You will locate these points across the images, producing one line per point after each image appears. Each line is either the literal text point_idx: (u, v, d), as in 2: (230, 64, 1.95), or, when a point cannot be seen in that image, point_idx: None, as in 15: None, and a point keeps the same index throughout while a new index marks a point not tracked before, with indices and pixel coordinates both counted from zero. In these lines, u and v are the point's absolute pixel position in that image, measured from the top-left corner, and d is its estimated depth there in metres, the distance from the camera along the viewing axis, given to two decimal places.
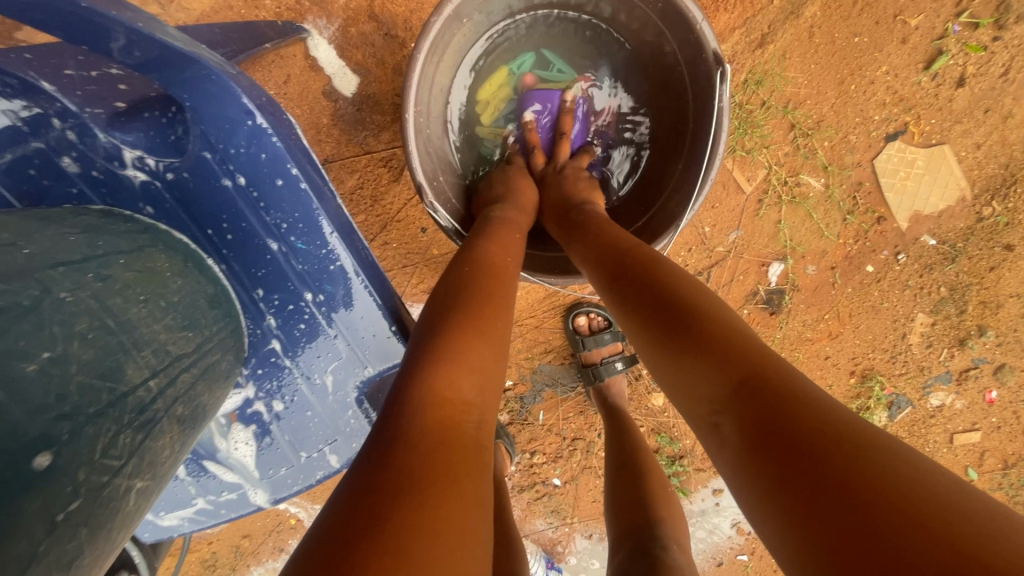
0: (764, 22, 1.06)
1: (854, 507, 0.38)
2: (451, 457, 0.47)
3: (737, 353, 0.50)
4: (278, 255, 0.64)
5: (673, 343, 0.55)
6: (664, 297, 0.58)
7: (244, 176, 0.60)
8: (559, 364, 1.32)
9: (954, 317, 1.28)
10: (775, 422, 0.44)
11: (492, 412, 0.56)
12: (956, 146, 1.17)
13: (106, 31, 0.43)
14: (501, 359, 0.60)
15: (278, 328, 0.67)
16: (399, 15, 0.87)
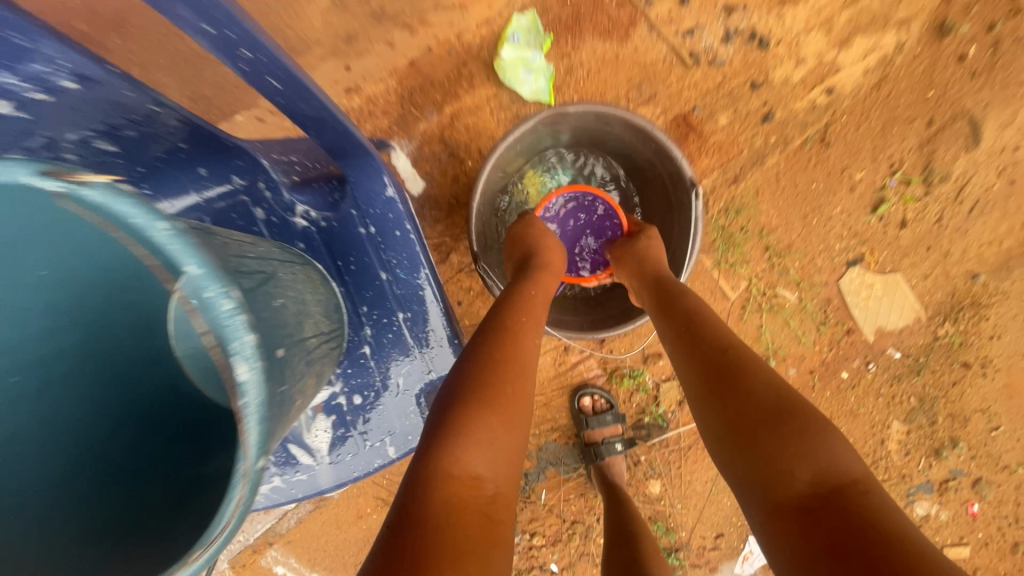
0: (735, 168, 1.25)
1: None
2: (461, 527, 0.62)
3: (829, 468, 0.63)
4: (384, 282, 0.84)
5: (766, 441, 0.67)
6: (759, 398, 0.71)
7: (375, 226, 0.81)
8: (563, 444, 1.43)
9: (927, 427, 1.40)
10: (856, 531, 0.58)
11: (500, 480, 0.71)
12: (907, 275, 1.39)
13: (326, 124, 0.65)
14: (510, 431, 0.74)
15: (371, 337, 0.86)
16: (460, 140, 1.14)
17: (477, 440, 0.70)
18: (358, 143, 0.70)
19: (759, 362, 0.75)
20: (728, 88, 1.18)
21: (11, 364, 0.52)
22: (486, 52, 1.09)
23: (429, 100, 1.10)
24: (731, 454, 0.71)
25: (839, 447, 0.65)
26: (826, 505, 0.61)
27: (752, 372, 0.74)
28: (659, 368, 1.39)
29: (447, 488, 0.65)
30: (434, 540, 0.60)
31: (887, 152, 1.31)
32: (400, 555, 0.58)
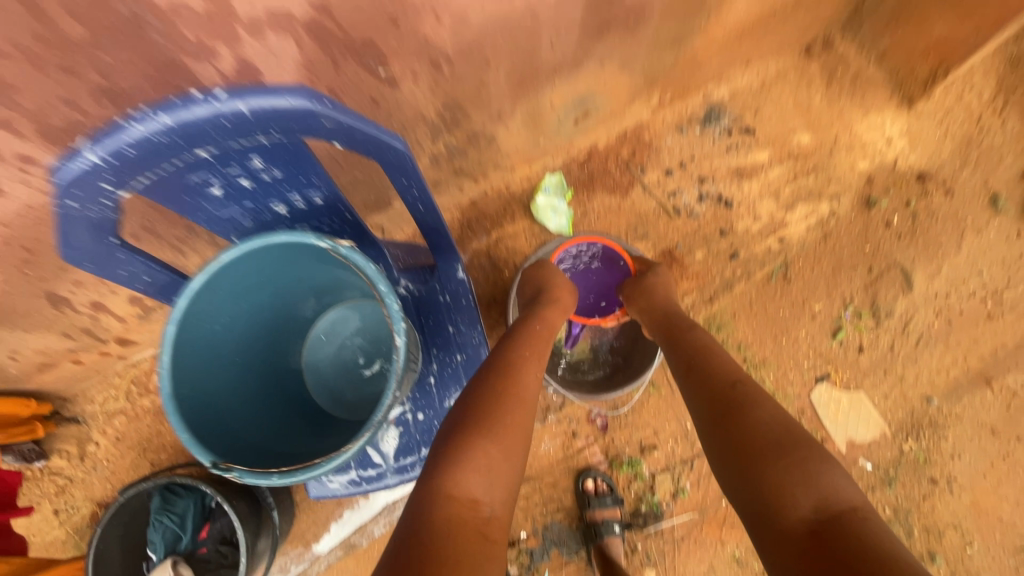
0: (710, 290, 1.57)
1: None
2: (459, 538, 0.73)
3: (822, 491, 0.68)
4: (450, 333, 1.06)
5: (765, 465, 0.73)
6: (761, 427, 0.78)
7: (448, 294, 1.03)
8: (566, 525, 1.56)
9: (904, 539, 1.53)
10: (846, 549, 0.61)
11: (495, 505, 0.81)
12: (869, 394, 1.62)
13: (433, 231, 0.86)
14: (506, 462, 0.85)
15: (435, 372, 1.07)
16: (501, 254, 1.50)
17: (472, 467, 0.82)
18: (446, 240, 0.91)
19: (760, 399, 0.83)
20: (704, 232, 1.56)
21: (238, 345, 0.80)
22: (525, 196, 1.50)
23: (481, 226, 1.49)
24: (735, 477, 0.76)
25: (833, 477, 0.70)
26: (822, 530, 0.64)
27: (755, 407, 0.81)
28: (655, 459, 1.58)
29: (448, 505, 0.77)
30: (436, 544, 0.71)
31: (840, 289, 1.62)
32: (409, 552, 0.70)
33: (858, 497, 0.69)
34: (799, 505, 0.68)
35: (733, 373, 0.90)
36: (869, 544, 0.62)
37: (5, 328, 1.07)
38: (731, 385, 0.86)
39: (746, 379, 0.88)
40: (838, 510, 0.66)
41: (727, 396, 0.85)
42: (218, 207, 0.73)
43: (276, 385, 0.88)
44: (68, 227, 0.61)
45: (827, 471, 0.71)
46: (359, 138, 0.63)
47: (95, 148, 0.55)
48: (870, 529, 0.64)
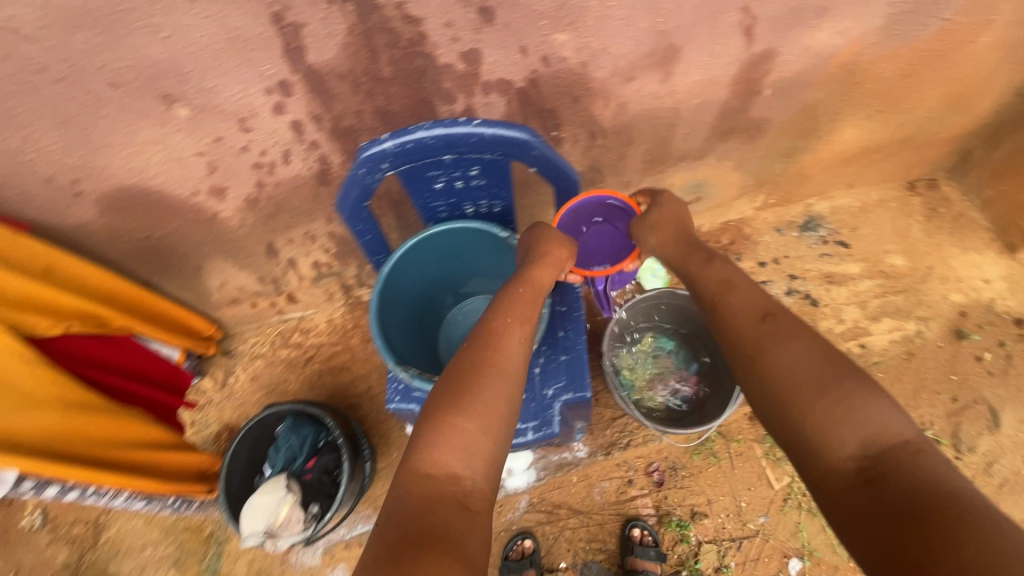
0: None
1: (946, 534, 0.57)
2: (440, 522, 0.70)
3: (866, 425, 0.69)
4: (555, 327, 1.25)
5: (803, 403, 0.73)
6: (799, 366, 0.76)
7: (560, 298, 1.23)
8: (606, 568, 1.61)
9: None
10: (893, 483, 0.65)
11: (479, 475, 0.77)
12: None
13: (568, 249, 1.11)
14: (485, 428, 0.79)
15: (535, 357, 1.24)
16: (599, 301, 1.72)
17: (447, 445, 0.77)
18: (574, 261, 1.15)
19: (795, 332, 0.81)
20: None
21: (407, 288, 1.08)
22: None
23: None
24: (773, 413, 0.76)
25: (880, 409, 0.70)
26: (871, 467, 0.67)
27: (794, 342, 0.79)
28: (703, 527, 1.63)
29: (428, 485, 0.74)
30: (419, 527, 0.69)
31: (917, 411, 1.62)
32: (396, 533, 0.69)
33: (905, 421, 0.70)
34: (846, 443, 0.69)
35: (762, 304, 0.88)
36: (918, 476, 0.64)
37: (229, 262, 1.43)
38: (762, 320, 0.84)
39: (777, 311, 0.85)
40: (884, 449, 0.68)
41: (759, 335, 0.83)
42: (432, 198, 1.02)
43: (417, 326, 1.14)
44: (349, 185, 0.92)
45: (872, 398, 0.71)
46: (550, 166, 0.91)
47: (392, 138, 0.86)
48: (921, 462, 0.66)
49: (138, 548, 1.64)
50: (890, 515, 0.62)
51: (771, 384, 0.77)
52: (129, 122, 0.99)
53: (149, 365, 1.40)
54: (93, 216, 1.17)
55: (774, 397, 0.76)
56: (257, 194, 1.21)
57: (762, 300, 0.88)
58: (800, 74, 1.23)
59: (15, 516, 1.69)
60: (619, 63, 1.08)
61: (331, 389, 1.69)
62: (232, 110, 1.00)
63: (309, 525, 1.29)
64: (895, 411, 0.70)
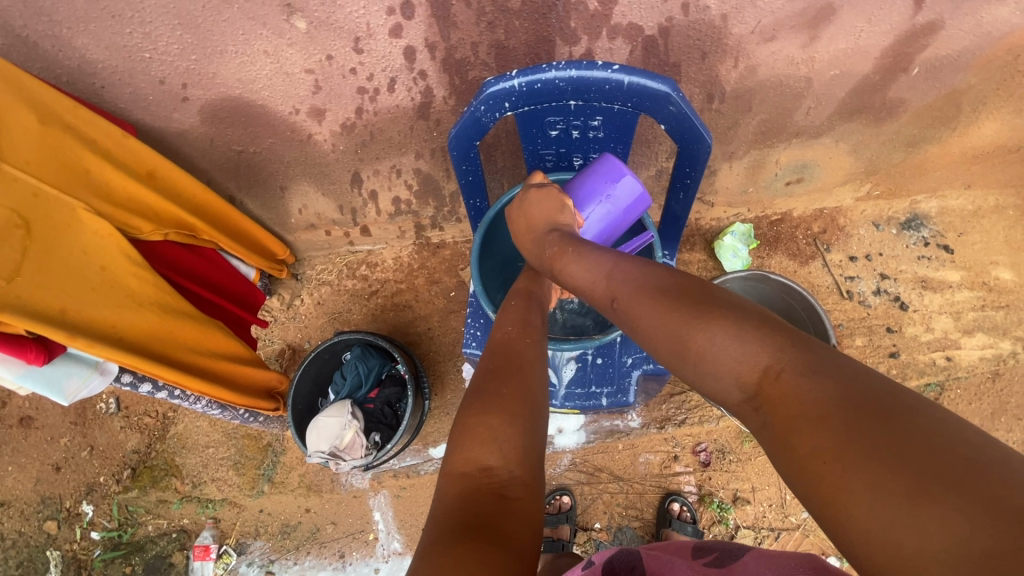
0: None
1: (856, 463, 0.47)
2: (476, 521, 0.65)
3: (741, 365, 0.58)
4: None
5: (685, 368, 0.63)
6: (657, 341, 0.65)
7: None
8: (639, 535, 1.65)
9: None
10: (789, 418, 0.53)
11: (517, 465, 0.72)
12: None
13: (674, 217, 1.04)
14: (515, 413, 0.76)
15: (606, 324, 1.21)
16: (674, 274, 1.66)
17: (473, 443, 0.73)
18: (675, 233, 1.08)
19: (642, 297, 0.68)
20: (869, 323, 1.59)
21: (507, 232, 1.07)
22: (712, 234, 1.65)
23: None
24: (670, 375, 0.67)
25: (738, 344, 0.59)
26: (767, 405, 0.56)
27: (641, 313, 0.68)
28: (744, 513, 1.62)
29: (462, 485, 0.71)
30: (456, 528, 0.65)
31: (992, 434, 1.53)
32: (432, 538, 0.65)
33: (764, 342, 0.57)
34: (734, 391, 0.59)
35: (607, 282, 0.74)
36: (794, 403, 0.53)
37: (313, 187, 1.43)
38: (612, 305, 0.72)
39: (618, 289, 0.72)
40: (760, 393, 0.57)
41: (616, 317, 0.72)
42: (543, 145, 0.97)
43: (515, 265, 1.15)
44: (466, 121, 0.88)
45: (725, 334, 0.60)
46: (683, 126, 0.84)
47: (521, 76, 0.81)
48: (793, 394, 0.54)
49: (201, 446, 1.75)
50: (788, 466, 0.53)
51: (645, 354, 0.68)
52: (246, 29, 0.98)
53: (232, 281, 1.41)
54: (195, 124, 1.17)
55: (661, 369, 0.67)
56: (354, 120, 1.19)
57: (607, 279, 0.74)
58: (957, 53, 1.12)
59: (92, 399, 1.80)
60: (763, 21, 1.01)
61: (393, 325, 1.71)
62: (350, 27, 0.97)
63: (370, 451, 1.33)
64: (747, 342, 0.58)
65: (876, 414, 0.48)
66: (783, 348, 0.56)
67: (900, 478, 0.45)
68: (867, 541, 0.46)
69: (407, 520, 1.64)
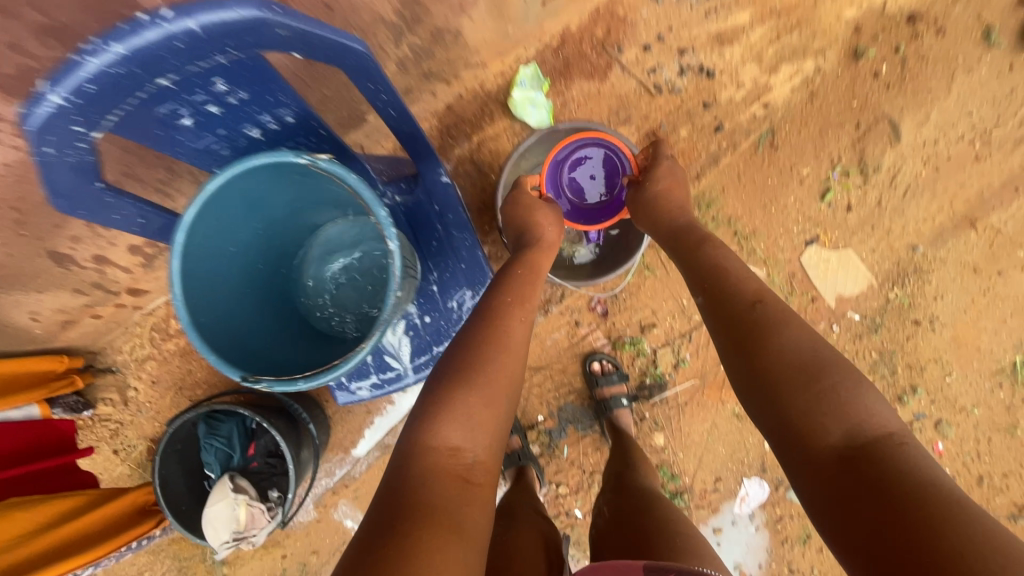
0: (697, 167, 1.60)
1: (913, 505, 0.71)
2: (448, 488, 0.88)
3: (854, 416, 0.82)
4: (440, 236, 1.10)
5: (806, 393, 0.86)
6: (792, 360, 0.90)
7: (439, 204, 1.07)
8: (579, 405, 1.71)
9: (889, 376, 1.65)
10: (874, 460, 0.77)
11: (477, 445, 0.95)
12: (858, 250, 1.68)
13: (412, 135, 0.90)
14: (485, 407, 0.97)
15: (436, 280, 1.11)
16: (488, 161, 1.52)
17: (452, 416, 0.94)
18: (428, 147, 0.92)
19: (781, 323, 0.95)
20: (686, 108, 1.56)
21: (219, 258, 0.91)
22: (501, 94, 1.48)
23: (460, 133, 1.50)
24: (771, 402, 0.90)
25: (864, 403, 0.83)
26: (851, 453, 0.80)
27: (780, 336, 0.93)
28: (655, 336, 1.68)
29: (432, 456, 0.91)
30: (422, 492, 0.87)
31: (825, 153, 1.64)
32: (398, 501, 0.85)
33: (890, 418, 0.83)
34: (834, 431, 0.82)
35: (756, 293, 1.02)
36: (896, 461, 0.77)
37: (19, 290, 1.13)
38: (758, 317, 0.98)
39: (767, 298, 1.00)
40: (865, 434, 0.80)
41: (758, 322, 0.97)
42: (192, 138, 0.85)
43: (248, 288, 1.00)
44: (51, 174, 0.69)
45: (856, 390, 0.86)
46: (311, 42, 0.70)
47: (57, 89, 0.62)
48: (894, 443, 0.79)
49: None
50: (859, 491, 0.76)
51: (772, 369, 0.91)
52: None
53: None
54: None
55: (767, 385, 0.91)
56: None
57: (759, 291, 1.02)
58: None
59: None
60: None
61: None
62: None
63: (275, 511, 1.24)
64: (873, 411, 0.83)
65: (946, 497, 0.72)
66: (899, 430, 0.82)
67: (949, 527, 0.68)
68: (942, 560, 0.65)
69: None
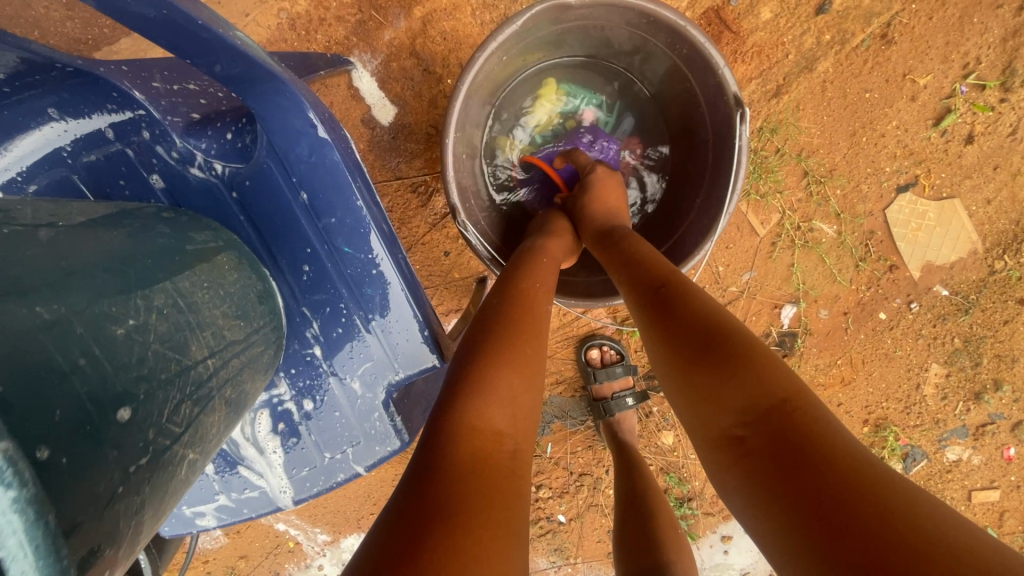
0: (780, 74, 1.10)
1: (841, 517, 0.41)
2: (493, 481, 0.48)
3: (761, 385, 0.50)
4: (318, 251, 0.63)
5: (698, 368, 0.55)
6: (689, 322, 0.58)
7: (307, 191, 0.61)
8: (569, 397, 1.32)
9: (969, 370, 1.27)
10: (795, 451, 0.45)
11: (527, 444, 0.55)
12: (967, 200, 1.19)
13: (204, 42, 0.44)
14: (534, 390, 0.59)
15: (319, 332, 0.65)
16: (438, 53, 0.93)
17: (498, 393, 0.55)
18: (256, 66, 0.48)
19: (684, 285, 0.63)
20: None
21: None
22: None
23: (394, 1, 0.90)
24: (670, 391, 0.59)
25: (764, 367, 0.51)
26: (755, 442, 0.48)
27: (679, 298, 0.61)
28: None
29: (463, 439, 0.50)
30: (449, 497, 0.45)
31: (959, 52, 1.10)
32: (407, 521, 0.43)
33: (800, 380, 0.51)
34: (723, 413, 0.51)
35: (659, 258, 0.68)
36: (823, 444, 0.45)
37: None
38: (654, 291, 0.64)
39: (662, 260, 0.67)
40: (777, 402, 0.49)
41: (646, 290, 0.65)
42: None
43: None
44: None
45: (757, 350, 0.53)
46: None
47: None
48: (824, 418, 0.48)
49: None
50: (773, 498, 0.45)
51: (658, 347, 0.60)
52: None
53: None
54: None
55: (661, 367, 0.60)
56: None
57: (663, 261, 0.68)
58: None
59: None
60: None
61: None
62: None
63: None
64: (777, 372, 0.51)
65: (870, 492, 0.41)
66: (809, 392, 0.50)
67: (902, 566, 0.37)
68: None
69: (314, 511, 1.41)
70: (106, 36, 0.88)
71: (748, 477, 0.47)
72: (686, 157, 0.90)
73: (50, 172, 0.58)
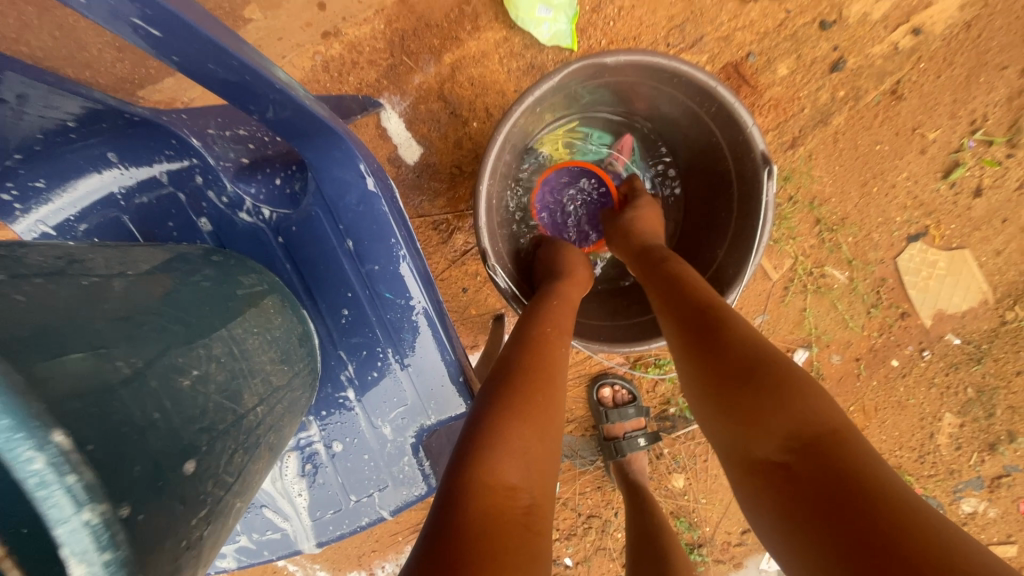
0: (796, 127, 1.13)
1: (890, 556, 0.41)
2: (498, 531, 0.47)
3: (810, 417, 0.50)
4: (358, 295, 0.64)
5: (744, 396, 0.54)
6: (731, 348, 0.58)
7: (352, 238, 0.63)
8: (580, 436, 1.31)
9: (983, 420, 1.26)
10: (843, 486, 0.45)
11: (539, 494, 0.54)
12: (977, 251, 1.21)
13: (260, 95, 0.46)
14: (545, 441, 0.58)
15: (354, 374, 0.66)
16: (465, 97, 0.97)
17: (509, 445, 0.53)
18: (310, 116, 0.50)
19: (727, 309, 0.63)
20: (791, 29, 1.09)
21: None
22: None
23: (425, 47, 0.94)
24: (710, 417, 0.59)
25: (809, 398, 0.51)
26: (801, 473, 0.48)
27: (722, 323, 0.61)
28: None
29: (474, 495, 0.49)
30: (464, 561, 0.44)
31: (967, 109, 1.13)
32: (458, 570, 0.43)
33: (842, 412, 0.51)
34: (766, 441, 0.52)
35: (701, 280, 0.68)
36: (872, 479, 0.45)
37: None
38: (695, 316, 0.64)
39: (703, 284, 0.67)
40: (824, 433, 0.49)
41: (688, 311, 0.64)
42: None
43: None
44: None
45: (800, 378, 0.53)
46: None
47: None
48: (875, 457, 0.47)
49: None
50: (820, 531, 0.45)
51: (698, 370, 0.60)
52: None
53: None
54: None
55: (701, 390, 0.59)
56: None
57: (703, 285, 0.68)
58: None
59: None
60: None
61: None
62: None
63: None
64: (822, 403, 0.51)
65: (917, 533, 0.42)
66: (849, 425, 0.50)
67: None
68: None
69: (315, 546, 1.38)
70: (149, 75, 0.91)
71: (790, 506, 0.48)
72: (711, 207, 0.93)
73: (102, 212, 0.61)
